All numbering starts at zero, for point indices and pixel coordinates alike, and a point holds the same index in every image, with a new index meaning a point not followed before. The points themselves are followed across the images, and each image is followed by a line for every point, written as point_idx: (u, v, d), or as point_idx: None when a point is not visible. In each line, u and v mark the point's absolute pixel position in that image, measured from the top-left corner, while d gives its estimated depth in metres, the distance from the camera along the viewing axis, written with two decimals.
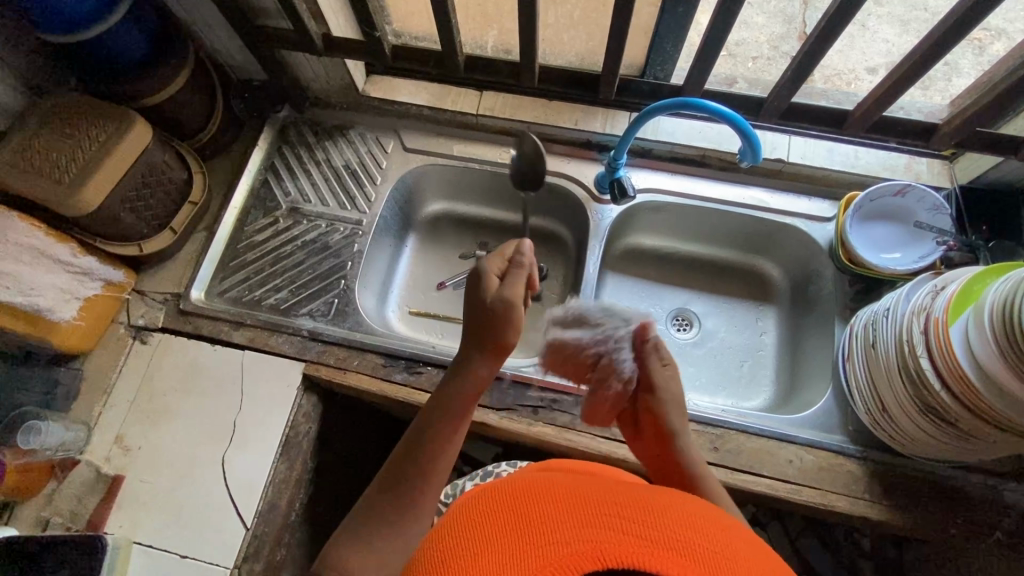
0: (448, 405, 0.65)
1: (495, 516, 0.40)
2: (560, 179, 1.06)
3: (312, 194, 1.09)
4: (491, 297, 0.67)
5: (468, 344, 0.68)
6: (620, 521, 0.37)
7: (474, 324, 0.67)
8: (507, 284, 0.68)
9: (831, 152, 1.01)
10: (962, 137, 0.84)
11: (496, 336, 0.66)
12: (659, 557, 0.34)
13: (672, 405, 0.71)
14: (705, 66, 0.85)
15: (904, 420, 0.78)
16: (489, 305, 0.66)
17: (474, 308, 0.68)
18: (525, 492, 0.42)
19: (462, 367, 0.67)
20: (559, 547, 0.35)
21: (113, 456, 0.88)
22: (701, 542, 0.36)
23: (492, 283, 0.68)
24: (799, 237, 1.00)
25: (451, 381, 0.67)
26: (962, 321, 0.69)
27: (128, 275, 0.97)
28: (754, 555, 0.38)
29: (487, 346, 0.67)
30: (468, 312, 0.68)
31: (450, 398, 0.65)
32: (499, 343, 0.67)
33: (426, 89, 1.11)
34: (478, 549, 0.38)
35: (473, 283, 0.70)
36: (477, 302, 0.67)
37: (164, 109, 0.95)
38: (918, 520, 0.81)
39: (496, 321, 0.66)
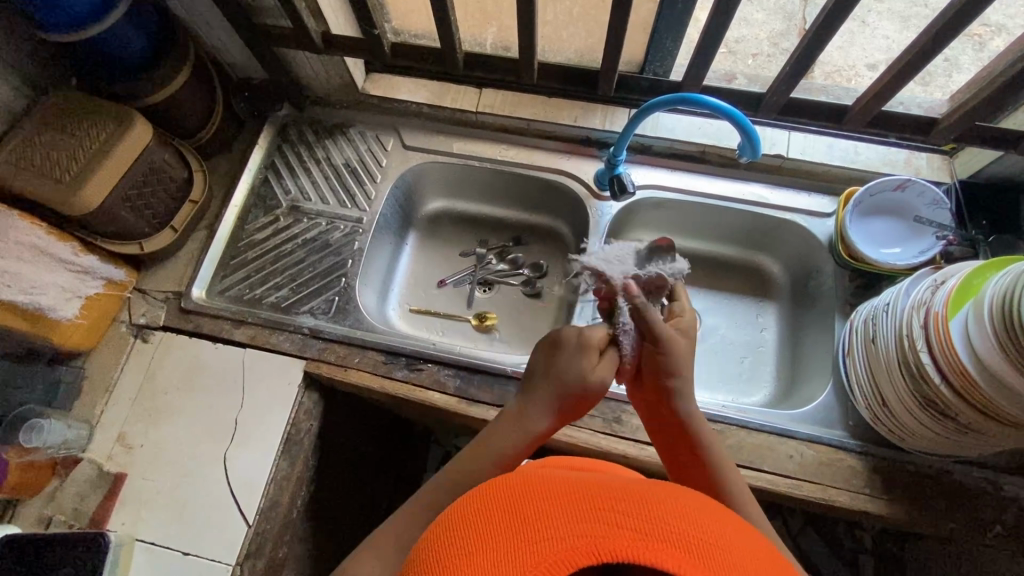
0: (500, 451, 0.68)
1: (490, 511, 0.40)
2: (560, 176, 1.06)
3: (313, 192, 1.09)
4: (594, 380, 0.69)
5: (546, 402, 0.69)
6: (615, 514, 0.37)
7: (565, 392, 0.69)
8: (607, 369, 0.70)
9: (830, 147, 1.01)
10: (961, 131, 0.84)
11: (574, 406, 0.70)
12: (653, 551, 0.35)
13: (675, 362, 0.69)
14: (704, 62, 0.85)
15: (902, 413, 0.78)
16: (589, 387, 0.69)
17: (572, 377, 0.69)
18: (520, 483, 0.42)
19: (525, 419, 0.69)
20: (555, 543, 0.36)
21: (115, 454, 0.88)
22: (695, 533, 0.37)
23: (596, 365, 0.69)
24: (800, 233, 1.00)
25: (515, 430, 0.68)
26: (962, 316, 0.69)
27: (128, 274, 0.97)
28: (749, 542, 0.39)
29: (560, 414, 0.70)
30: (561, 376, 0.69)
31: (508, 446, 0.68)
32: (571, 409, 0.71)
33: (425, 86, 1.11)
34: (474, 545, 0.38)
35: (576, 352, 0.70)
36: (578, 375, 0.69)
37: (165, 107, 0.95)
38: (919, 514, 0.81)
39: (584, 398, 0.70)
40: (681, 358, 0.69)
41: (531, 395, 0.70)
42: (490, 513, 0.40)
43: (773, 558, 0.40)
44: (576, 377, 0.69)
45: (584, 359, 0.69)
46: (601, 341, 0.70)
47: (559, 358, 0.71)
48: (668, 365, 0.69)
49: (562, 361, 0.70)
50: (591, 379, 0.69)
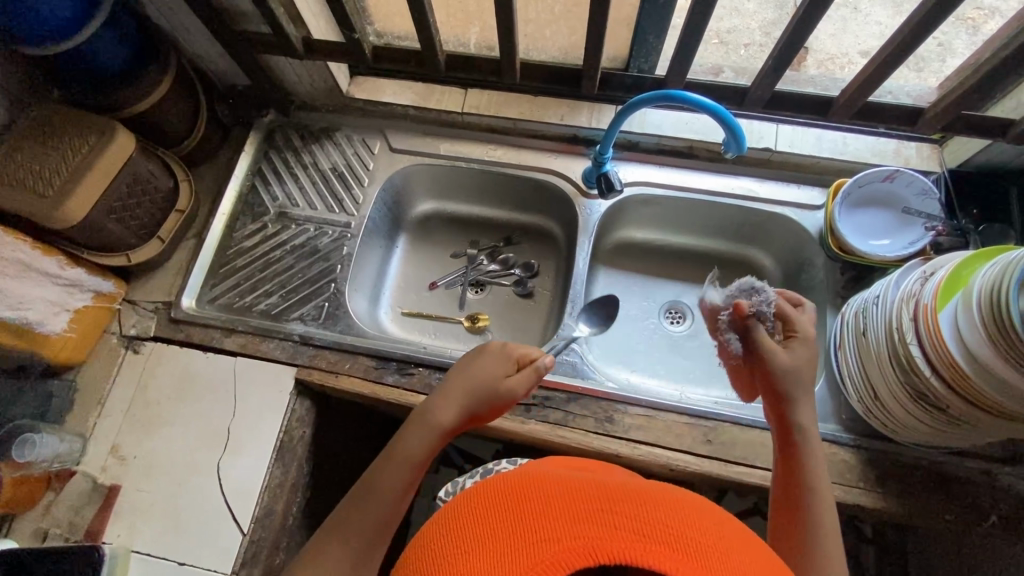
0: (407, 451, 0.67)
1: (480, 520, 0.40)
2: (548, 175, 1.06)
3: (300, 198, 1.08)
4: (503, 384, 0.73)
5: (456, 402, 0.71)
6: (611, 516, 0.37)
7: (474, 393, 0.72)
8: (519, 380, 0.74)
9: (819, 139, 1.00)
10: (949, 120, 0.83)
11: (482, 411, 0.73)
12: (651, 552, 0.35)
13: (785, 374, 0.71)
14: (686, 57, 0.84)
15: (894, 406, 0.77)
16: (498, 390, 0.73)
17: (482, 383, 0.72)
18: (513, 486, 0.41)
19: (429, 416, 0.70)
20: (552, 545, 0.36)
21: (109, 467, 0.88)
22: (694, 535, 0.37)
23: (508, 372, 0.74)
24: (790, 227, 1.00)
25: (422, 427, 0.69)
26: (951, 306, 0.68)
27: (117, 285, 0.97)
28: (748, 547, 0.39)
29: (467, 416, 0.72)
30: (474, 378, 0.72)
31: (416, 447, 0.67)
32: (477, 414, 0.73)
33: (411, 88, 1.11)
34: (464, 554, 0.38)
35: (489, 357, 0.75)
36: (488, 378, 0.73)
37: (148, 117, 0.94)
38: (913, 506, 0.81)
39: (490, 402, 0.73)
40: (791, 372, 0.71)
41: (443, 392, 0.72)
42: (483, 517, 0.40)
43: (770, 560, 0.40)
44: (484, 380, 0.73)
45: (496, 366, 0.74)
46: (523, 356, 0.76)
47: (474, 363, 0.74)
48: (779, 375, 0.71)
49: (475, 365, 0.74)
50: (499, 385, 0.73)
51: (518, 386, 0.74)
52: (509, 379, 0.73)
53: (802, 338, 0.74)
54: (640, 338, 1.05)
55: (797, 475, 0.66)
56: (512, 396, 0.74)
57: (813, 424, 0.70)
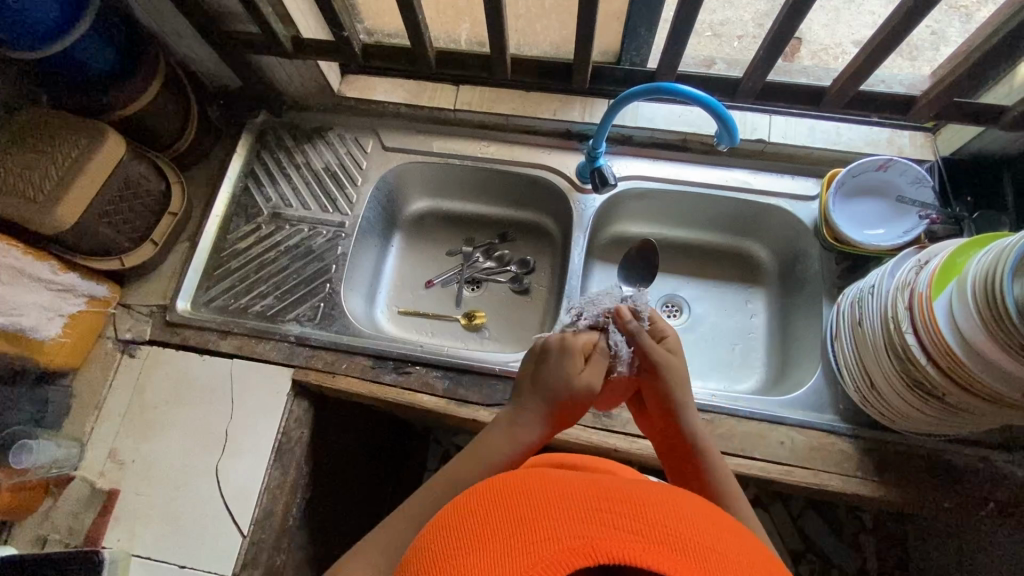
0: (495, 464, 0.67)
1: (480, 519, 0.40)
2: (542, 171, 1.05)
3: (294, 199, 1.08)
4: (577, 381, 0.69)
5: (538, 410, 0.69)
6: (611, 516, 0.37)
7: (552, 399, 0.69)
8: (592, 373, 0.70)
9: (812, 130, 0.99)
10: (941, 108, 0.83)
11: (567, 415, 0.70)
12: (650, 552, 0.35)
13: (677, 381, 0.71)
14: (677, 50, 0.84)
15: (892, 396, 0.77)
16: (574, 390, 0.69)
17: (559, 385, 0.69)
18: (513, 485, 0.41)
19: (514, 431, 0.69)
20: (551, 544, 0.36)
21: (107, 471, 0.88)
22: (693, 536, 0.37)
23: (580, 367, 0.70)
24: (785, 218, 1.00)
25: (507, 442, 0.68)
26: (947, 294, 0.68)
27: (111, 289, 0.97)
28: (748, 546, 0.39)
29: (552, 423, 0.70)
30: (548, 382, 0.70)
31: (503, 458, 0.67)
32: (562, 417, 0.70)
33: (402, 86, 1.10)
34: (464, 555, 0.37)
35: (558, 356, 0.71)
36: (562, 379, 0.69)
37: (138, 120, 0.94)
38: (911, 495, 0.81)
39: (570, 403, 0.69)
40: (681, 376, 0.72)
41: (520, 405, 0.71)
42: (484, 517, 0.40)
43: (769, 560, 0.40)
44: (561, 384, 0.69)
45: (568, 366, 0.70)
46: (589, 349, 0.72)
47: (544, 367, 0.71)
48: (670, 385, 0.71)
49: (547, 368, 0.71)
50: (575, 385, 0.69)
51: (596, 381, 0.70)
52: (582, 376, 0.69)
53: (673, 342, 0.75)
54: None
55: (704, 478, 0.69)
56: (592, 392, 0.70)
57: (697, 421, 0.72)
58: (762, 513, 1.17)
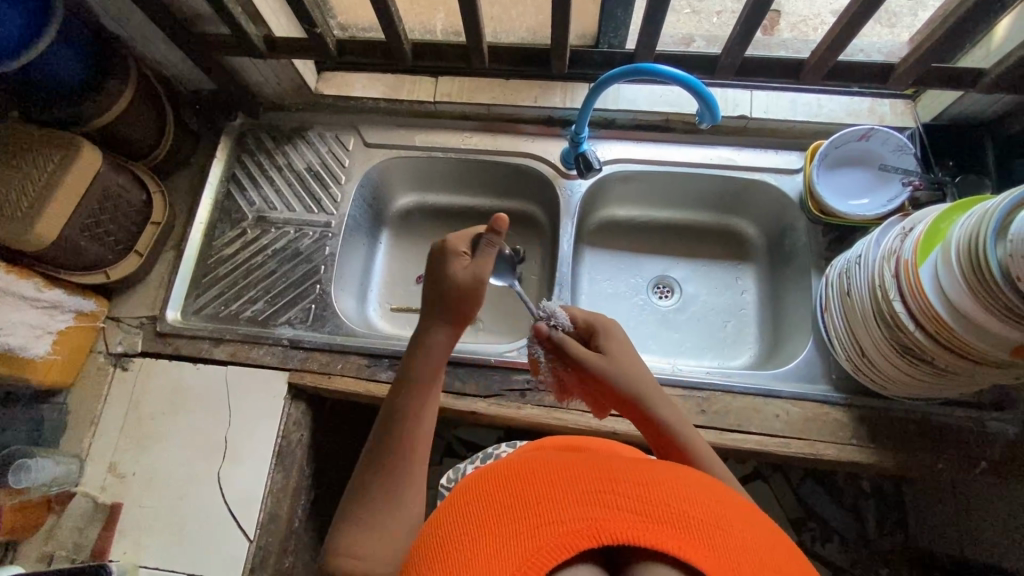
0: (414, 375, 0.66)
1: (484, 507, 0.40)
2: (526, 159, 1.05)
3: (277, 201, 1.07)
4: (463, 274, 0.68)
5: (434, 313, 0.69)
6: (615, 497, 0.38)
7: (446, 299, 0.68)
8: (475, 264, 0.69)
9: (793, 103, 0.99)
10: (920, 75, 0.83)
11: (465, 310, 0.69)
12: (654, 532, 0.36)
13: (614, 376, 0.68)
14: (654, 30, 0.83)
15: (881, 362, 0.79)
16: (462, 282, 0.68)
17: (442, 282, 0.68)
18: (517, 471, 0.42)
19: (421, 339, 0.68)
20: (556, 527, 0.36)
21: (109, 485, 0.88)
22: (695, 513, 0.37)
23: (463, 259, 0.69)
24: (771, 193, 1.00)
25: (420, 351, 0.67)
26: (932, 260, 0.69)
27: (99, 304, 0.96)
28: (748, 518, 0.40)
29: (454, 321, 0.69)
30: (433, 283, 0.69)
31: (421, 366, 0.66)
32: (464, 316, 0.69)
33: (380, 81, 1.09)
34: (471, 543, 0.38)
35: (440, 260, 0.70)
36: (449, 275, 0.69)
37: (113, 130, 0.92)
38: (905, 459, 0.82)
39: (464, 298, 0.68)
40: (623, 369, 0.68)
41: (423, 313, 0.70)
42: (488, 503, 0.40)
43: (769, 530, 0.41)
44: (451, 280, 0.68)
45: (450, 261, 0.69)
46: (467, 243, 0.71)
47: (434, 269, 0.71)
48: (614, 380, 0.67)
49: (433, 274, 0.70)
50: (463, 276, 0.68)
51: (481, 267, 0.69)
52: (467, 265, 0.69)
53: (603, 335, 0.72)
54: (629, 316, 1.05)
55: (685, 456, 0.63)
56: (483, 280, 0.69)
57: (667, 403, 0.67)
58: (763, 484, 1.19)
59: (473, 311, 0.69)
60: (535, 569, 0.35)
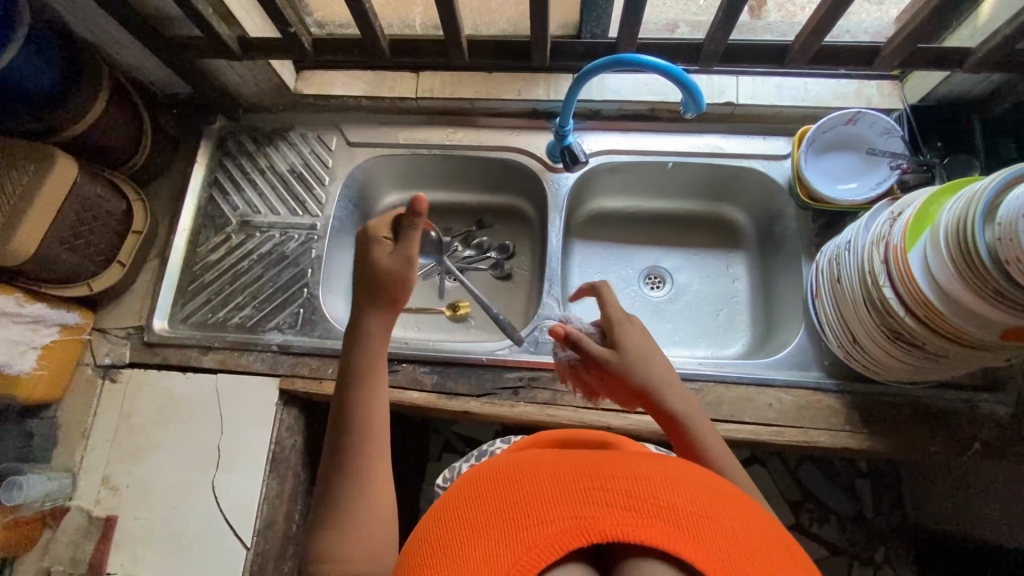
0: (352, 365, 0.66)
1: (473, 511, 0.39)
2: (512, 153, 1.03)
3: (261, 204, 1.05)
4: (386, 261, 0.67)
5: (364, 302, 0.67)
6: (603, 493, 0.37)
7: (375, 287, 0.66)
8: (398, 250, 0.67)
9: (779, 88, 0.98)
10: (906, 56, 0.81)
11: (395, 294, 0.67)
12: (643, 527, 0.35)
13: (632, 368, 0.67)
14: (635, 19, 0.81)
15: (873, 348, 0.78)
16: (385, 269, 0.66)
17: (366, 271, 0.67)
18: (506, 473, 0.41)
19: (356, 326, 0.67)
20: (545, 527, 0.36)
21: (103, 498, 0.88)
22: (685, 505, 0.37)
23: (386, 246, 0.68)
24: (760, 180, 0.99)
25: (354, 340, 0.67)
26: (921, 244, 0.68)
27: (84, 315, 0.95)
28: (740, 507, 0.40)
29: (387, 309, 0.67)
30: (358, 272, 0.68)
31: (360, 354, 0.66)
32: (395, 301, 0.67)
33: (360, 78, 1.06)
34: (459, 549, 0.37)
35: (363, 247, 0.69)
36: (373, 263, 0.67)
37: (88, 138, 0.90)
38: (899, 442, 0.83)
39: (390, 282, 0.66)
40: (640, 361, 0.68)
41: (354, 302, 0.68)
42: (476, 508, 0.40)
43: (762, 519, 0.41)
44: (377, 267, 0.66)
45: (373, 249, 0.68)
46: (392, 228, 0.69)
47: (360, 258, 0.69)
48: (632, 375, 0.67)
49: (358, 262, 0.68)
50: (387, 263, 0.66)
51: (409, 250, 0.67)
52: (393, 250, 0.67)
53: (617, 327, 0.71)
54: (621, 308, 1.05)
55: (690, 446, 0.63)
56: (411, 264, 0.67)
57: (681, 392, 0.66)
58: (760, 468, 1.20)
59: (405, 295, 0.68)
60: (524, 571, 0.35)
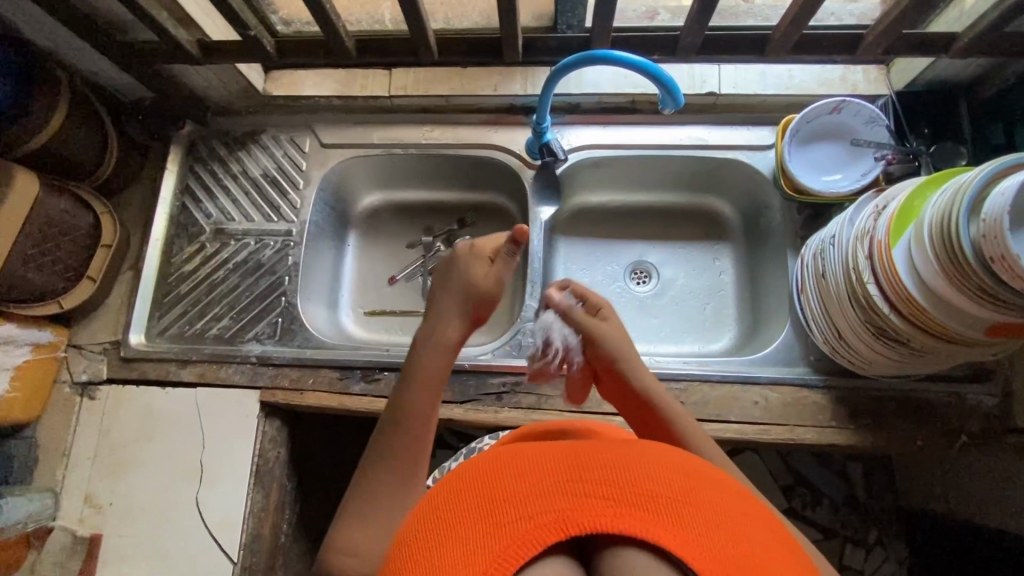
0: (423, 374, 0.66)
1: (451, 509, 0.38)
2: (489, 151, 1.01)
3: (235, 211, 1.03)
4: (486, 280, 0.73)
5: (452, 312, 0.71)
6: (582, 484, 0.36)
7: (470, 301, 0.72)
8: (498, 271, 0.74)
9: (763, 76, 0.95)
10: (890, 44, 0.78)
11: (483, 311, 0.73)
12: (623, 517, 0.34)
13: (619, 345, 0.71)
14: (607, 12, 0.78)
15: (857, 343, 0.77)
16: (485, 287, 0.72)
17: (464, 284, 0.72)
18: (483, 470, 0.40)
19: (436, 335, 0.69)
20: (523, 522, 0.35)
21: (87, 516, 0.87)
22: (664, 490, 0.36)
23: (488, 266, 0.74)
24: (744, 171, 0.97)
25: (433, 348, 0.68)
26: (904, 240, 0.67)
27: (57, 333, 0.93)
28: (722, 488, 0.39)
29: (471, 324, 0.72)
30: (454, 284, 0.72)
31: (434, 366, 0.67)
32: (477, 317, 0.73)
33: (330, 77, 1.03)
34: (438, 549, 0.36)
35: (465, 259, 0.74)
36: (473, 279, 0.72)
37: (49, 151, 0.87)
38: (885, 436, 0.82)
39: (482, 300, 0.72)
40: (623, 340, 0.72)
41: (437, 311, 0.71)
42: (453, 508, 0.38)
43: (746, 499, 0.40)
44: (474, 283, 0.72)
45: (473, 267, 0.73)
46: (493, 249, 0.75)
47: (456, 270, 0.73)
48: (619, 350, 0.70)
49: (454, 275, 0.73)
50: (484, 281, 0.73)
51: (505, 272, 0.74)
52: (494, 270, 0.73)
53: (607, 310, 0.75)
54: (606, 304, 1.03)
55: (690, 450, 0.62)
56: (501, 287, 0.74)
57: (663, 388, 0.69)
58: (753, 456, 1.20)
59: (487, 314, 0.74)
60: (501, 568, 0.34)
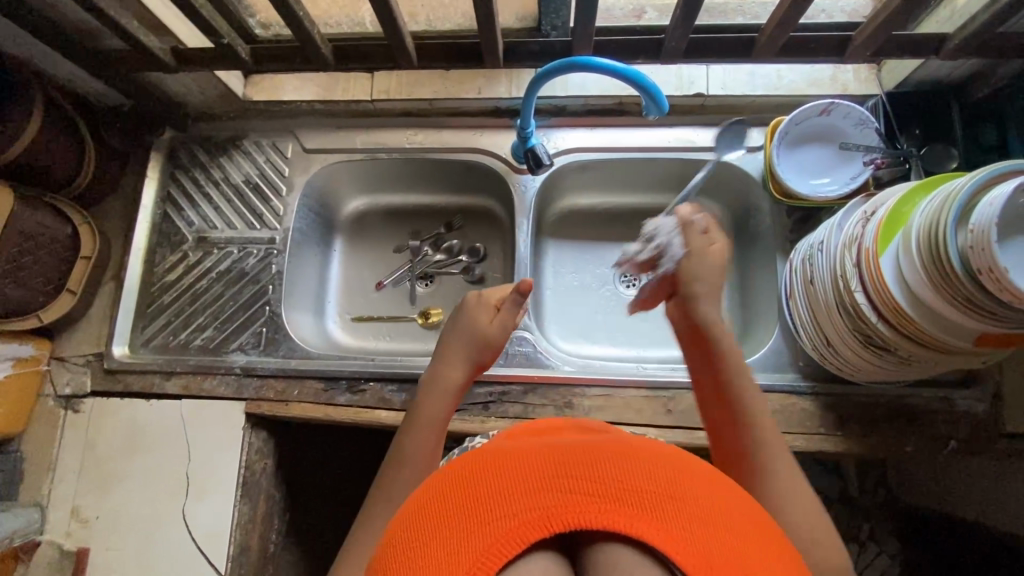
0: (425, 418, 0.68)
1: (430, 506, 0.35)
2: (474, 155, 0.99)
3: (217, 219, 1.01)
4: (490, 329, 0.73)
5: (455, 358, 0.72)
6: (566, 479, 0.33)
7: (474, 349, 0.73)
8: (502, 321, 0.74)
9: (751, 76, 0.94)
10: (879, 45, 0.76)
11: (487, 359, 0.74)
12: (610, 513, 0.32)
13: (709, 280, 0.69)
14: (588, 15, 0.76)
15: (847, 350, 0.76)
16: (489, 336, 0.73)
17: (469, 332, 0.73)
18: (463, 463, 0.37)
19: (440, 378, 0.71)
20: (506, 520, 0.32)
21: (74, 530, 0.86)
22: (652, 484, 0.34)
23: (493, 316, 0.74)
24: (734, 173, 0.95)
25: (437, 393, 0.69)
26: (893, 249, 0.65)
27: (39, 346, 0.92)
28: (710, 479, 0.37)
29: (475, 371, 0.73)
30: (460, 331, 0.73)
31: (438, 411, 0.68)
32: (480, 363, 0.74)
33: (312, 81, 1.01)
34: (414, 550, 0.33)
35: (471, 307, 0.75)
36: (478, 327, 0.73)
37: (23, 162, 0.85)
38: (874, 442, 0.82)
39: (486, 347, 0.73)
40: (715, 276, 0.70)
41: (443, 355, 0.73)
42: (432, 505, 0.35)
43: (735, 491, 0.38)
44: (478, 331, 0.73)
45: (478, 316, 0.74)
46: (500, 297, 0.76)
47: (461, 318, 0.74)
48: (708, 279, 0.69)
49: (459, 322, 0.74)
50: (488, 329, 0.73)
51: (511, 320, 0.74)
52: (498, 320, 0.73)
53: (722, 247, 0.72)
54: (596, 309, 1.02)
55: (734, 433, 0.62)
56: (506, 334, 0.74)
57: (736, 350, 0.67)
58: None
59: (491, 360, 0.75)
60: (484, 568, 0.31)
